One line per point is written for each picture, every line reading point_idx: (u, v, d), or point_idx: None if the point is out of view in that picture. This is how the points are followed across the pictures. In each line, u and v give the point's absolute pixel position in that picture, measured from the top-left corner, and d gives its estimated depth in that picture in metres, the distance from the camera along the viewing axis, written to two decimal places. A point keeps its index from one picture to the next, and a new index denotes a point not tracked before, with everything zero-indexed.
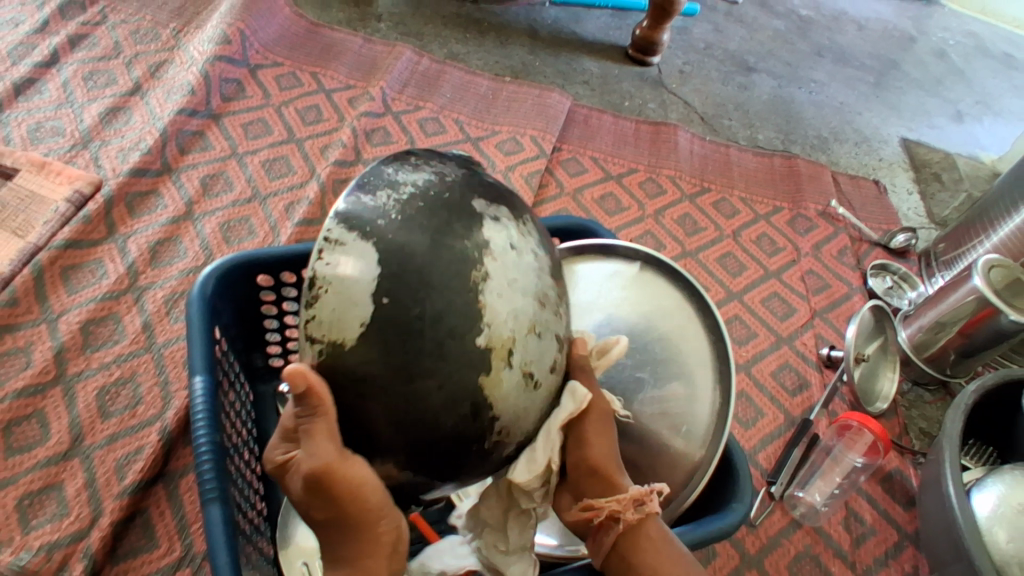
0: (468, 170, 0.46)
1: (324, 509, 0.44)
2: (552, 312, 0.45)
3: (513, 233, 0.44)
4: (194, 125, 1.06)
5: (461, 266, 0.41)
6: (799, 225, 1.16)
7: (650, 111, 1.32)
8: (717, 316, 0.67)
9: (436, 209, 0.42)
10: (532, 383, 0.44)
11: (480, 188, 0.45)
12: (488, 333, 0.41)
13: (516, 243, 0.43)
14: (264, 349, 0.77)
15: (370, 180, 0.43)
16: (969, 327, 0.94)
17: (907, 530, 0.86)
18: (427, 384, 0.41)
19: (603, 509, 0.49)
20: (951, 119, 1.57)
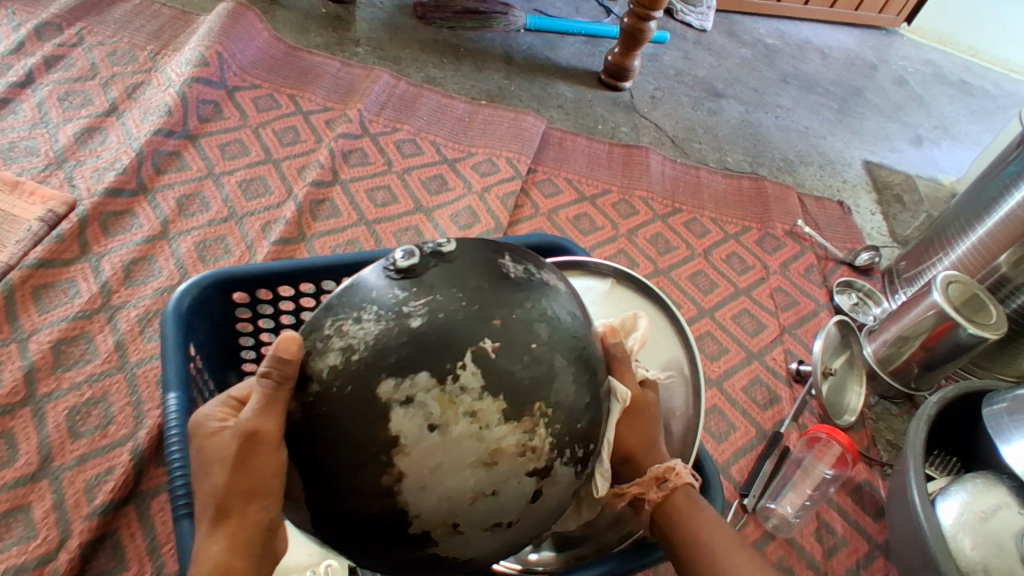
0: (387, 327, 0.41)
1: (229, 478, 0.44)
2: (512, 459, 0.41)
3: (432, 408, 0.40)
4: (170, 145, 1.06)
5: (373, 451, 0.41)
6: (767, 245, 1.20)
7: (623, 134, 1.35)
8: (683, 325, 0.70)
9: (332, 407, 0.42)
10: (498, 528, 0.43)
11: (391, 358, 0.41)
12: (421, 520, 0.42)
13: (437, 421, 0.40)
14: (238, 366, 0.76)
15: (314, 324, 0.44)
16: (931, 340, 0.97)
17: (877, 541, 0.87)
18: (385, 547, 0.44)
19: (627, 493, 0.51)
20: (911, 143, 1.63)
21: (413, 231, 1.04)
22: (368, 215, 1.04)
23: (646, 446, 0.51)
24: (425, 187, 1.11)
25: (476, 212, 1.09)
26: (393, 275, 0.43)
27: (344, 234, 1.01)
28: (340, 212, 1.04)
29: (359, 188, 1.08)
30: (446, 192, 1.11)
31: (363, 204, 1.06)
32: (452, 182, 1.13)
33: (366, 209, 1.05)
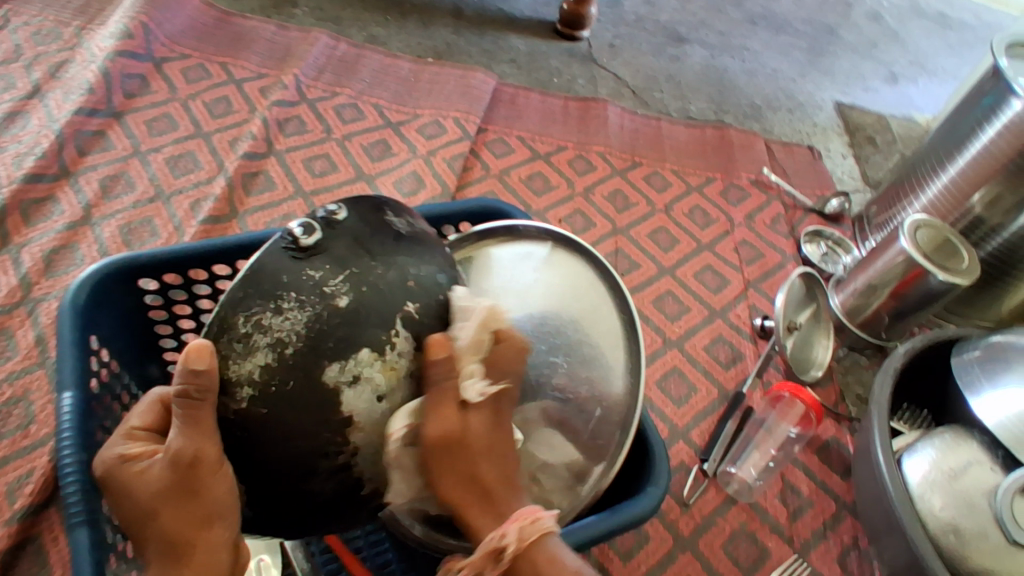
0: (316, 311, 0.43)
1: (175, 515, 0.43)
2: None
3: (376, 382, 0.44)
4: (93, 125, 1.00)
5: (322, 431, 0.44)
6: (731, 196, 1.14)
7: (580, 87, 1.28)
8: (625, 293, 0.65)
9: (273, 400, 0.43)
10: None
11: (328, 340, 0.43)
12: (373, 481, 0.46)
13: (383, 393, 0.44)
14: (161, 355, 0.72)
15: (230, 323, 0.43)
16: (901, 288, 0.92)
17: (844, 499, 0.84)
18: (334, 514, 0.48)
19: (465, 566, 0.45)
20: (886, 81, 1.56)
21: None
22: (304, 187, 0.99)
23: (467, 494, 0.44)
24: (367, 153, 1.05)
25: (421, 177, 1.03)
26: (298, 255, 0.44)
27: (280, 208, 0.96)
28: (274, 185, 0.98)
29: (296, 158, 1.02)
30: (389, 158, 1.05)
31: (300, 175, 1.00)
32: (396, 147, 1.07)
33: (302, 180, 0.99)
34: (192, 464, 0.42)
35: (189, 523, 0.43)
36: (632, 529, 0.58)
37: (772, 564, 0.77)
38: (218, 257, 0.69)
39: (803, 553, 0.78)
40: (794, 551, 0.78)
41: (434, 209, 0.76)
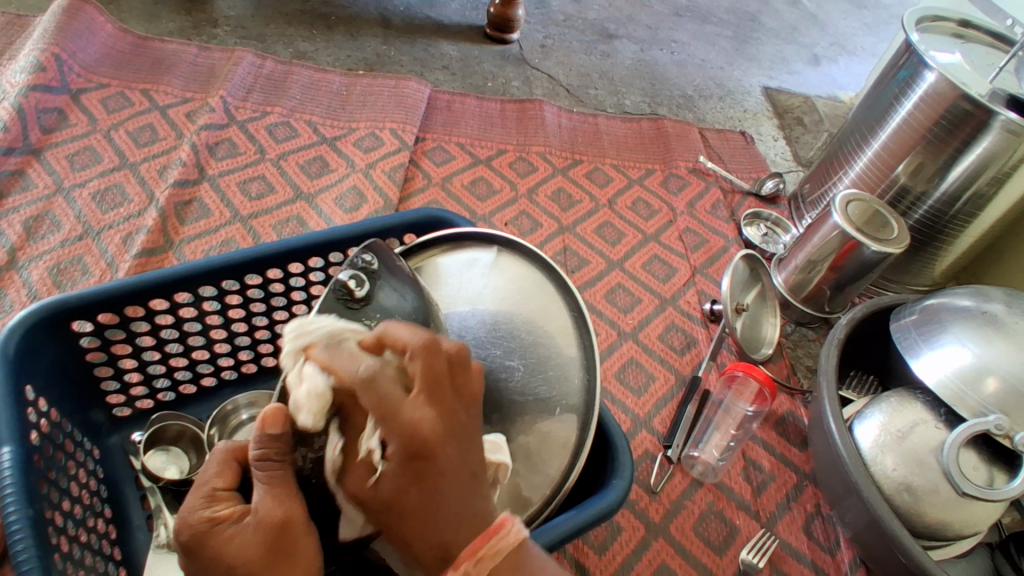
0: None
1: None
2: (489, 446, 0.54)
3: None
4: (10, 164, 0.92)
5: None
6: (671, 185, 1.17)
7: (515, 89, 1.29)
8: (575, 290, 0.66)
9: None
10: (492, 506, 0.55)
11: None
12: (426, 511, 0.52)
13: None
14: (105, 403, 0.71)
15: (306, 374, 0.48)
16: (838, 260, 0.95)
17: (804, 469, 0.86)
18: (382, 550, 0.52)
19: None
20: (808, 63, 1.62)
21: (295, 221, 0.97)
22: (242, 211, 0.96)
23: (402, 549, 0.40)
24: (305, 172, 1.03)
25: (362, 192, 1.02)
26: (352, 304, 0.52)
27: (217, 235, 0.93)
28: (210, 211, 0.95)
29: (229, 182, 0.99)
30: (328, 175, 1.03)
31: (236, 199, 0.97)
32: (334, 163, 1.05)
33: (239, 204, 0.97)
34: (286, 522, 0.41)
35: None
36: (602, 522, 0.58)
37: (743, 539, 0.78)
38: (161, 290, 0.67)
39: (770, 526, 0.79)
40: (762, 525, 0.79)
41: (378, 222, 0.75)
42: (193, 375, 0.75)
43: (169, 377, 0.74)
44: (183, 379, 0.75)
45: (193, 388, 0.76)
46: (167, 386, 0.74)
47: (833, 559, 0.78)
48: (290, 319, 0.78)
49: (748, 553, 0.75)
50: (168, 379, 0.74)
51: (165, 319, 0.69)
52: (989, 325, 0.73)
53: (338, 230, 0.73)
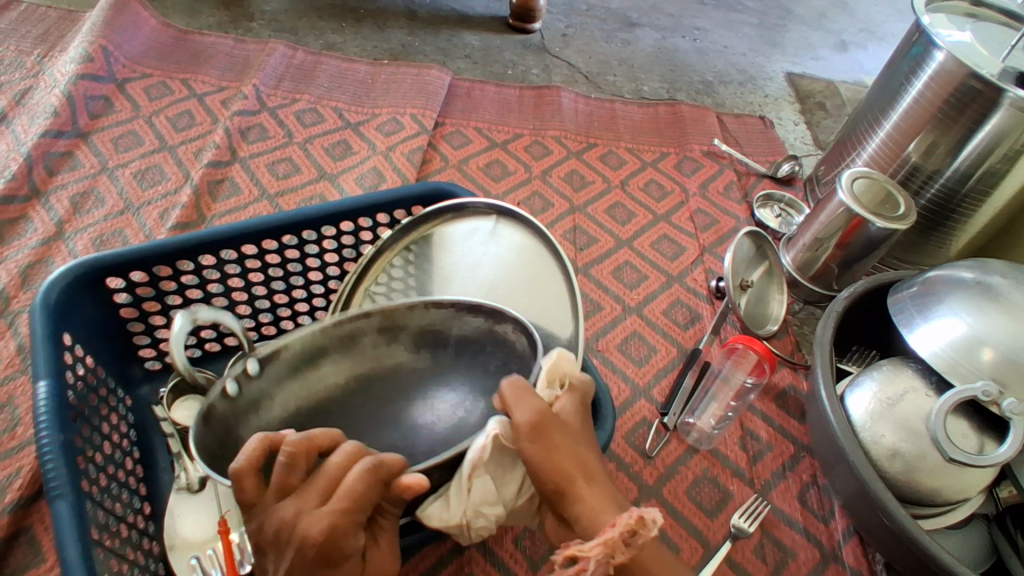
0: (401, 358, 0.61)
1: None
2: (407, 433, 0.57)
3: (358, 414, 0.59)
4: (60, 146, 1.00)
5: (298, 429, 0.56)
6: (685, 167, 1.18)
7: (534, 76, 1.33)
8: (566, 257, 0.68)
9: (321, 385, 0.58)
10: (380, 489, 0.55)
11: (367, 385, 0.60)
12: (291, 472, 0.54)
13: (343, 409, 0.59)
14: (139, 357, 0.77)
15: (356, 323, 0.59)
16: (845, 238, 0.96)
17: (802, 441, 0.87)
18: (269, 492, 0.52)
19: (588, 556, 0.43)
20: (834, 50, 1.60)
21: (318, 199, 1.03)
22: (270, 189, 1.03)
23: (575, 475, 0.47)
24: (329, 154, 1.09)
25: (382, 172, 1.07)
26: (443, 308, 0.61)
27: (246, 211, 0.99)
28: (240, 190, 1.02)
29: (259, 163, 1.05)
30: (351, 157, 1.09)
31: (265, 179, 1.04)
32: (357, 146, 1.11)
33: (268, 183, 1.03)
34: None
35: None
36: None
37: (736, 504, 0.80)
38: (188, 251, 0.72)
39: (764, 493, 0.81)
40: (756, 491, 0.81)
41: (389, 195, 0.80)
42: (218, 334, 0.81)
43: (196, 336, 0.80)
44: (208, 338, 0.80)
45: (218, 346, 0.82)
46: (195, 344, 0.80)
47: (826, 527, 0.80)
48: (308, 286, 0.83)
49: (739, 518, 0.77)
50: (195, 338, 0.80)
51: (191, 279, 0.75)
52: (982, 296, 0.74)
53: (349, 200, 0.78)
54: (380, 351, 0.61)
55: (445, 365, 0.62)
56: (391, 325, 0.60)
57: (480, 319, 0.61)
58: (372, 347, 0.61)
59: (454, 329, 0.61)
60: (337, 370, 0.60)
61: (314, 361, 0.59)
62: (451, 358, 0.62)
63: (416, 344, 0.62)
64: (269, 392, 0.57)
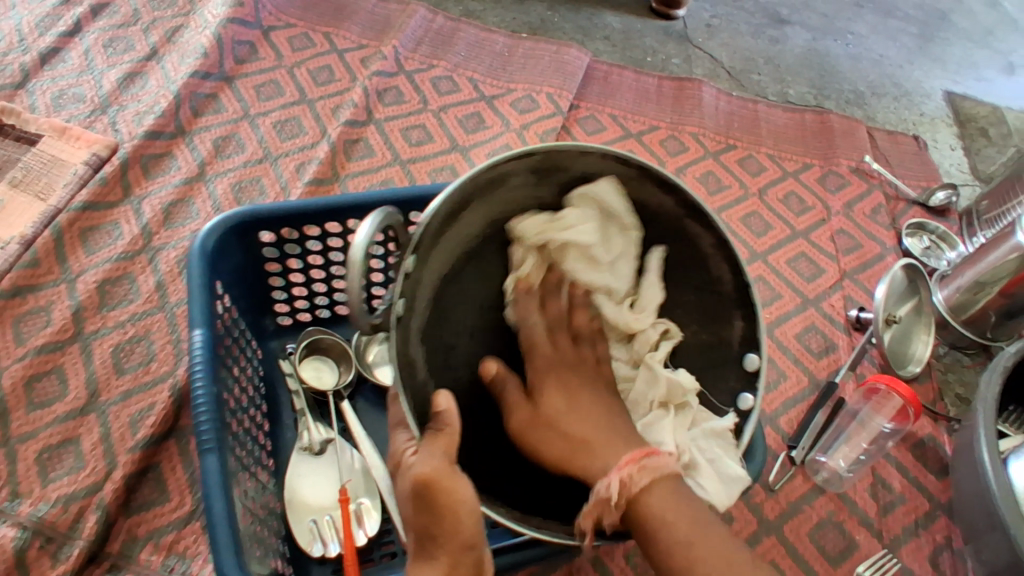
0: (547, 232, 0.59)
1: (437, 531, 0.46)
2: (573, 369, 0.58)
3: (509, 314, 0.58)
4: (207, 88, 1.03)
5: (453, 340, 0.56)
6: (830, 183, 1.10)
7: (674, 66, 1.26)
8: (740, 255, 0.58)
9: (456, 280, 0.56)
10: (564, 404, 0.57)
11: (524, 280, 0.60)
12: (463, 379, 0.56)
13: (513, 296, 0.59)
14: (273, 311, 0.78)
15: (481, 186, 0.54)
16: (1010, 286, 0.88)
17: (939, 498, 0.81)
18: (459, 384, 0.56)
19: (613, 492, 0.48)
20: (1001, 71, 1.45)
21: (449, 170, 1.02)
22: (402, 155, 1.02)
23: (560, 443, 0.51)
24: (462, 125, 1.07)
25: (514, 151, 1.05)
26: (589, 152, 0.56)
27: (379, 175, 0.99)
28: (374, 152, 1.01)
29: (393, 127, 1.04)
30: (483, 131, 1.07)
31: (398, 143, 1.03)
32: (490, 121, 1.08)
33: (400, 148, 1.02)
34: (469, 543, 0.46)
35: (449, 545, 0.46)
36: None
37: (861, 555, 0.75)
38: (336, 214, 0.71)
39: (893, 548, 0.76)
40: (884, 545, 0.76)
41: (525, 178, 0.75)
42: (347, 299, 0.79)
43: (328, 298, 0.78)
44: (339, 301, 0.79)
45: (346, 310, 0.81)
46: (325, 305, 0.79)
47: None
48: None
49: (865, 570, 0.73)
50: (327, 299, 0.79)
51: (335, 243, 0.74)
52: None
53: None
54: (525, 189, 0.57)
55: (594, 208, 0.59)
56: (546, 166, 0.56)
57: (667, 199, 0.59)
58: (511, 191, 0.57)
59: (623, 188, 0.59)
60: (477, 215, 0.56)
61: (457, 217, 0.54)
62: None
63: (564, 189, 0.59)
64: (419, 275, 0.52)
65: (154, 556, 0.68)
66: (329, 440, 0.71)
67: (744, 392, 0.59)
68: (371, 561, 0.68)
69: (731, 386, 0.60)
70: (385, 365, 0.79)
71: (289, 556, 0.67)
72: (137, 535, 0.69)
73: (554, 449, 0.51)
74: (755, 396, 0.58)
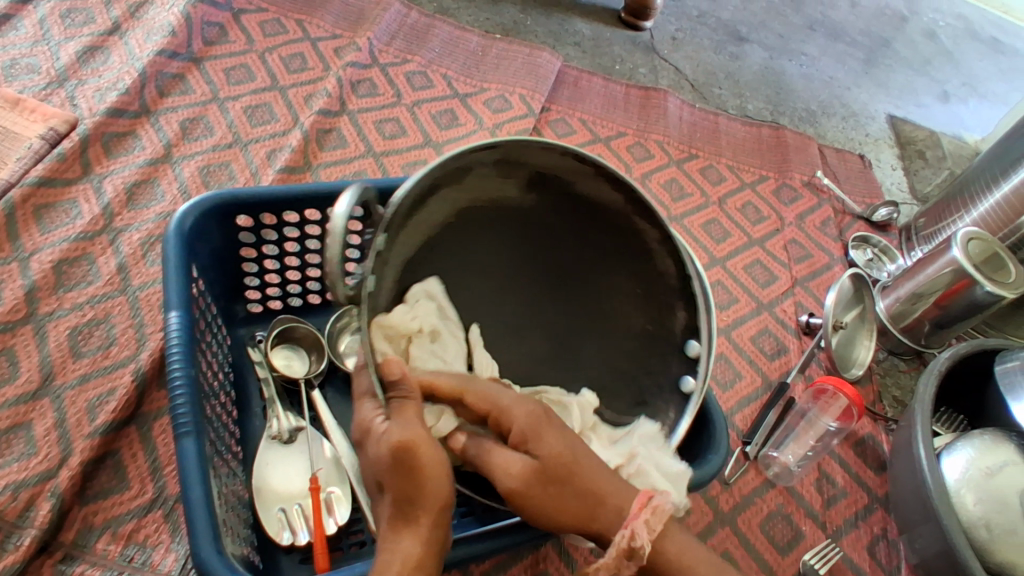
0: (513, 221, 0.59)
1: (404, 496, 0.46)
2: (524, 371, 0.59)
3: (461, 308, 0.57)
4: (174, 67, 1.00)
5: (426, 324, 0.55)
6: (784, 195, 1.16)
7: (641, 76, 1.30)
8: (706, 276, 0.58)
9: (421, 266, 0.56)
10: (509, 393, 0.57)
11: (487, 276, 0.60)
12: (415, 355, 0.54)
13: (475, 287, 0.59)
14: (244, 297, 0.77)
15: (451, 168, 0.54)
16: (945, 298, 0.95)
17: (877, 492, 0.86)
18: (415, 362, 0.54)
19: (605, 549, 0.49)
20: (937, 99, 1.56)
21: (422, 164, 1.02)
22: (376, 147, 1.02)
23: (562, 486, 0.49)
24: (436, 121, 1.08)
25: None
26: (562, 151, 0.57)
27: (352, 165, 0.99)
28: (347, 143, 1.01)
29: (367, 119, 1.04)
30: (457, 128, 1.08)
31: (372, 136, 1.03)
32: (464, 118, 1.09)
33: (374, 141, 1.02)
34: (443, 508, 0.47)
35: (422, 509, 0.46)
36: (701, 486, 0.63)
37: (807, 545, 0.80)
38: (316, 202, 0.71)
39: (836, 538, 0.81)
40: (828, 536, 0.81)
41: None
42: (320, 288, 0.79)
43: (301, 286, 0.78)
44: (311, 290, 0.79)
45: (318, 299, 0.81)
46: (297, 293, 0.79)
47: None
48: None
49: (810, 558, 0.77)
50: (300, 287, 0.78)
51: (314, 231, 0.74)
52: None
53: None
54: (492, 183, 0.57)
55: (545, 205, 0.59)
56: (510, 158, 0.57)
57: (619, 197, 0.59)
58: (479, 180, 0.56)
59: (579, 185, 0.59)
60: (442, 203, 0.55)
61: (424, 203, 0.54)
62: (564, 204, 0.60)
63: (529, 185, 0.58)
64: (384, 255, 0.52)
65: (112, 546, 0.66)
66: (299, 428, 0.71)
67: (685, 377, 0.59)
68: (340, 551, 0.67)
69: (673, 372, 0.59)
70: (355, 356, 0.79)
71: (257, 546, 0.65)
72: (93, 524, 0.67)
73: (557, 447, 0.49)
74: (697, 378, 0.57)
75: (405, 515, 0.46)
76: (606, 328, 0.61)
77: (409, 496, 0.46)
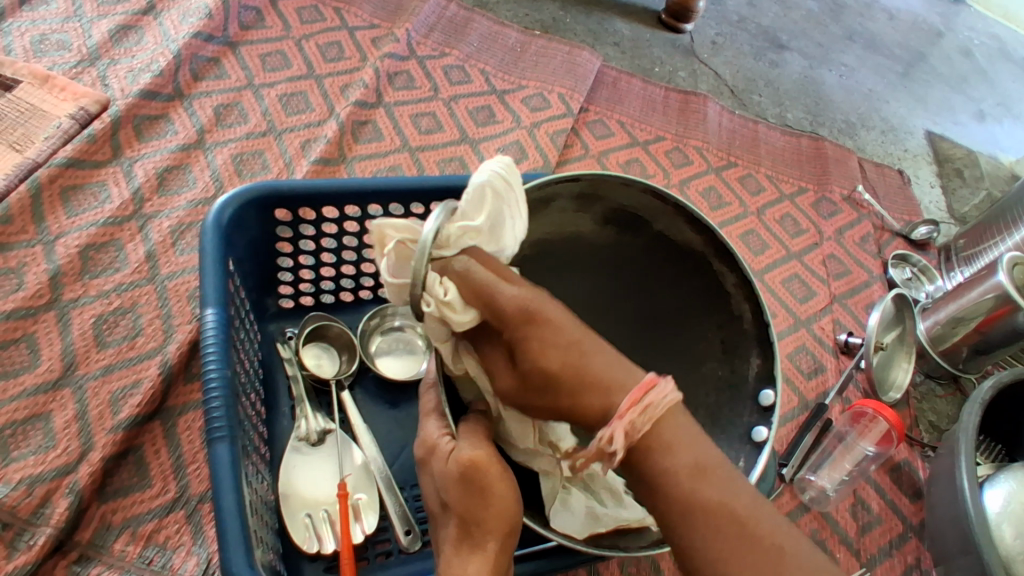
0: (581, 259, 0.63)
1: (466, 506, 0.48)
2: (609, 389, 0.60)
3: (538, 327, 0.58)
4: (209, 51, 0.98)
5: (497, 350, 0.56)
6: (823, 209, 1.14)
7: (680, 79, 1.28)
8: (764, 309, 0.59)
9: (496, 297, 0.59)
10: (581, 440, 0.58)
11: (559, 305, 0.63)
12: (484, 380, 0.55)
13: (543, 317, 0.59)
14: (277, 292, 0.75)
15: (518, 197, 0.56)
16: (986, 323, 0.92)
17: (911, 521, 0.84)
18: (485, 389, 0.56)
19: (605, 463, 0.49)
20: (974, 117, 1.52)
21: (457, 162, 1.00)
22: (411, 142, 1.00)
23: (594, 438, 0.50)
24: (472, 117, 1.05)
25: (523, 148, 1.04)
26: (626, 184, 0.60)
27: (386, 160, 0.97)
28: (382, 136, 0.99)
29: (403, 113, 1.02)
30: (493, 125, 1.06)
31: (407, 130, 1.01)
32: (500, 116, 1.07)
33: (409, 135, 1.00)
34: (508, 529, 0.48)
35: (488, 519, 0.48)
36: None
37: None
38: (357, 198, 0.69)
39: (869, 567, 0.79)
40: (861, 564, 0.79)
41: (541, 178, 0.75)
42: (354, 284, 0.78)
43: (334, 282, 0.77)
44: (345, 286, 0.77)
45: (351, 296, 0.79)
46: (330, 289, 0.77)
47: None
48: None
49: None
50: (333, 283, 0.77)
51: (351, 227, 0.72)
52: None
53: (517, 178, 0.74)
54: (566, 216, 0.61)
55: (627, 240, 0.63)
56: (589, 193, 0.61)
57: (697, 237, 0.61)
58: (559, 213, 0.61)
59: (657, 223, 0.62)
60: None
61: None
62: (637, 239, 0.63)
63: (605, 218, 0.62)
64: None
65: (130, 547, 0.65)
66: (329, 431, 0.69)
67: (757, 426, 0.58)
68: (366, 560, 0.66)
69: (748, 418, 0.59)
70: (386, 356, 0.77)
71: (282, 553, 0.64)
72: (112, 522, 0.66)
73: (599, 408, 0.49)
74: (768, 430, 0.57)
75: (474, 536, 0.48)
76: (672, 361, 0.62)
77: (471, 512, 0.48)
